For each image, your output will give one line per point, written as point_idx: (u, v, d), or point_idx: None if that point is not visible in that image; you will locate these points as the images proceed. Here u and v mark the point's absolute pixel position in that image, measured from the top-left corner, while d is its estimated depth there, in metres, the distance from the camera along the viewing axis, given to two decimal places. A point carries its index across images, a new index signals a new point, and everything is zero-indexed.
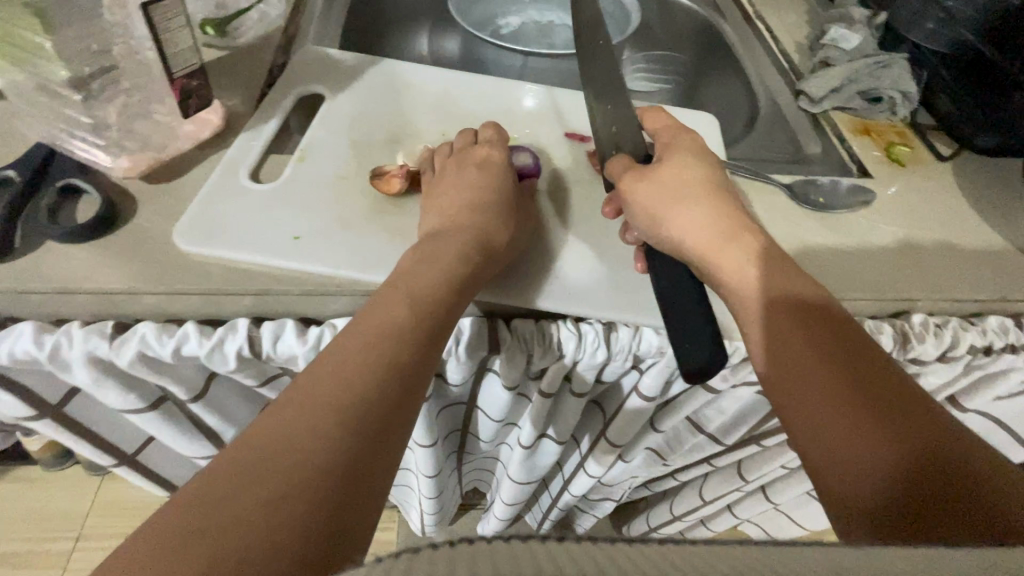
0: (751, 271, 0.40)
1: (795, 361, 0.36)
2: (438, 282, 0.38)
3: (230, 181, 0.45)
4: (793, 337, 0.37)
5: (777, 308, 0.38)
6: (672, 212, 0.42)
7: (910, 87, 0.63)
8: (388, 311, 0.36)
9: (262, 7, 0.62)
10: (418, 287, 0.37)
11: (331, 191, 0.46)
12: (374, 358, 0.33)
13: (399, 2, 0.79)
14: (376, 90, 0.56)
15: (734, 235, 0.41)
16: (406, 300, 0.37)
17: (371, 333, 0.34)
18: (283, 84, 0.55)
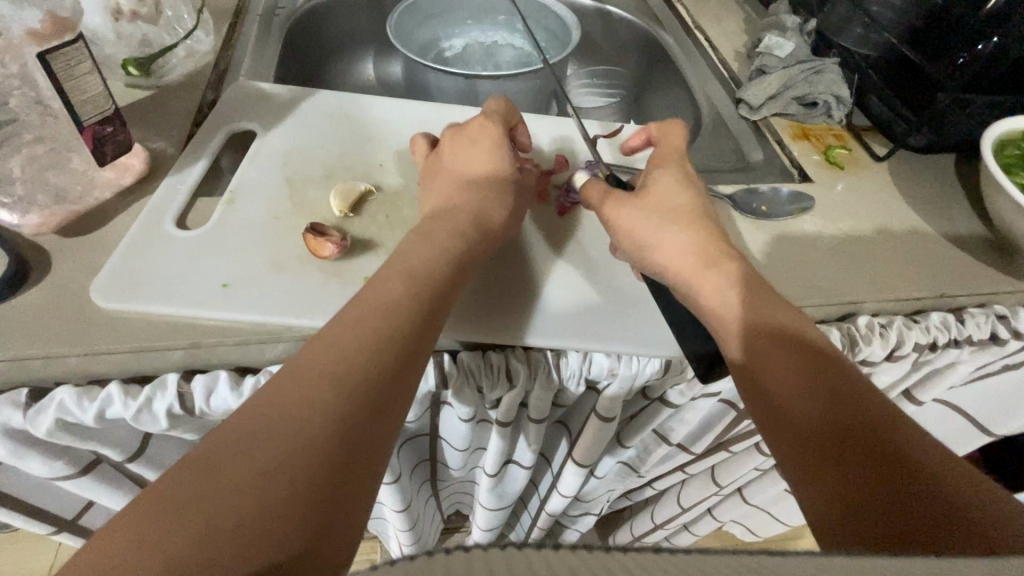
0: (729, 290, 0.40)
1: (772, 359, 0.38)
2: (415, 302, 0.37)
3: (154, 229, 0.43)
4: (770, 337, 0.38)
5: (752, 315, 0.39)
6: (653, 240, 0.43)
7: (843, 91, 0.65)
8: (365, 333, 0.34)
9: (189, 42, 0.60)
10: (398, 307, 0.36)
11: (263, 230, 0.44)
12: (347, 385, 0.31)
13: (339, 28, 0.78)
14: (313, 123, 0.55)
15: (714, 260, 0.42)
16: (382, 320, 0.35)
17: (345, 356, 0.32)
18: (212, 122, 0.53)
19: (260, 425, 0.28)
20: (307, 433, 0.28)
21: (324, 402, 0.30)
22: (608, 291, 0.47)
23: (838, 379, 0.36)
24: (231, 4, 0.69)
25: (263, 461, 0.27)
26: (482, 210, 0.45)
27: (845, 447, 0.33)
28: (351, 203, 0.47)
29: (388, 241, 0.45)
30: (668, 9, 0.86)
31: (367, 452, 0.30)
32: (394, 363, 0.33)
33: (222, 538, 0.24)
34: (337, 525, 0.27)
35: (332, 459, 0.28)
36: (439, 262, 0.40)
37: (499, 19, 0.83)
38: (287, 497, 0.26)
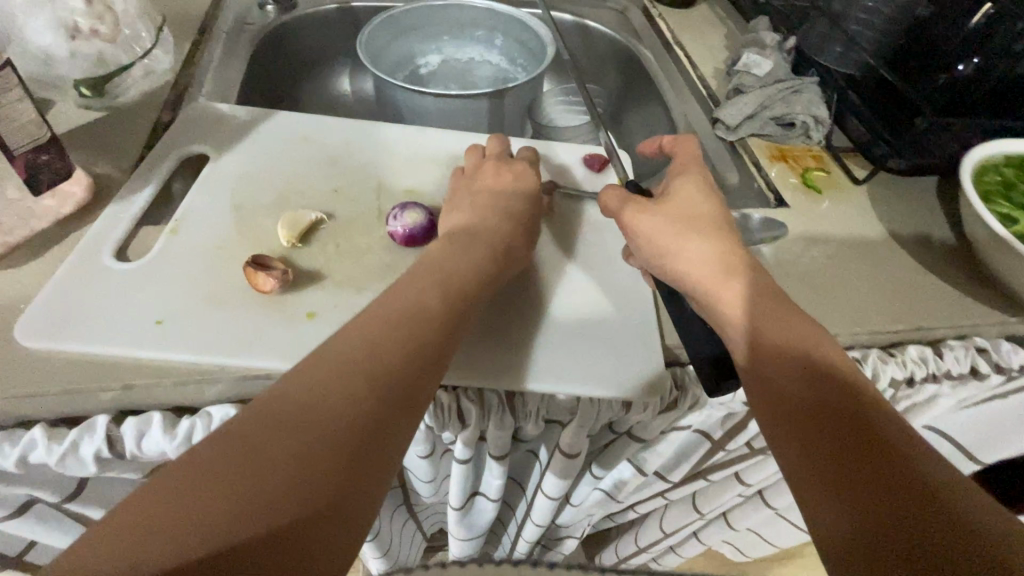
0: (747, 300, 0.38)
1: (780, 366, 0.36)
2: (421, 318, 0.36)
3: (92, 260, 0.42)
4: (786, 344, 0.36)
5: (766, 323, 0.37)
6: (674, 246, 0.41)
7: (821, 111, 0.63)
8: (370, 348, 0.33)
9: (147, 62, 0.58)
10: (403, 323, 0.35)
11: (206, 262, 0.43)
12: (351, 402, 0.30)
13: (310, 45, 0.76)
14: (269, 146, 0.53)
15: (734, 270, 0.40)
16: (387, 335, 0.34)
17: (349, 371, 0.31)
18: (163, 145, 0.51)
19: (267, 435, 0.28)
20: (306, 448, 0.28)
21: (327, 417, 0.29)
22: (590, 320, 0.46)
23: (852, 390, 0.34)
24: (195, 21, 0.68)
25: (264, 474, 0.27)
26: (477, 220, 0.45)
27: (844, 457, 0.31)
28: (299, 232, 0.45)
29: (337, 273, 0.44)
30: (648, 24, 0.84)
31: (369, 471, 0.29)
32: (398, 380, 0.32)
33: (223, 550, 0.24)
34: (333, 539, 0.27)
35: (330, 475, 0.28)
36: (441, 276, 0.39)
37: (477, 35, 0.82)
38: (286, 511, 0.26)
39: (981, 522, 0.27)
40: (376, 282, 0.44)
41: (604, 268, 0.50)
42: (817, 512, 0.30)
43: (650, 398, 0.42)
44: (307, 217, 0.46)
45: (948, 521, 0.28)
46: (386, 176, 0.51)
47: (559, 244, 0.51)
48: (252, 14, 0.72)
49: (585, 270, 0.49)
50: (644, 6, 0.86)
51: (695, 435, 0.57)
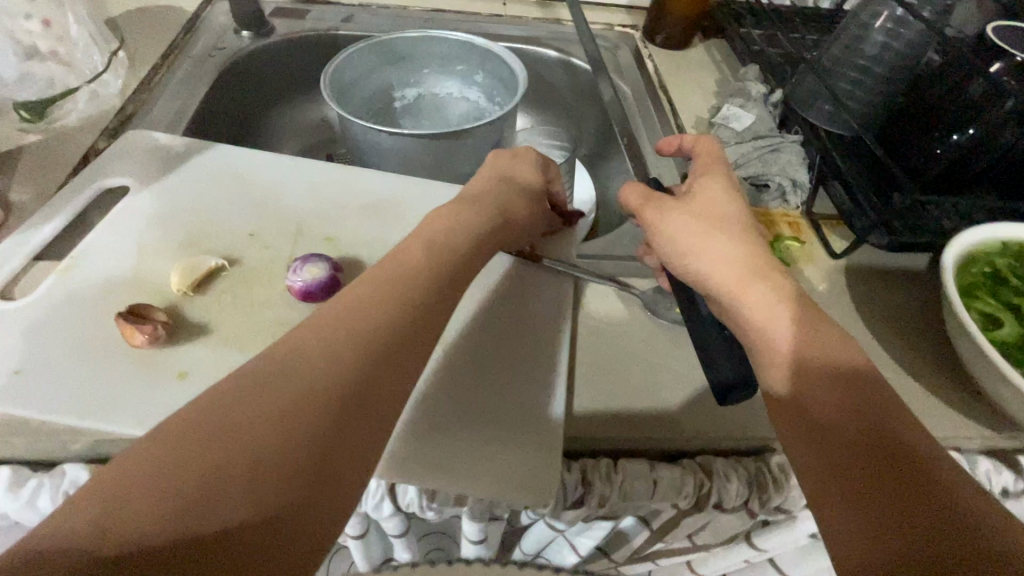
0: (773, 303, 0.35)
1: (804, 376, 0.32)
2: (417, 292, 0.34)
3: None
4: (813, 350, 0.33)
5: (794, 326, 0.34)
6: (705, 245, 0.39)
7: (800, 174, 0.58)
8: (375, 302, 0.32)
9: (94, 85, 0.58)
10: (404, 279, 0.34)
11: (91, 307, 0.40)
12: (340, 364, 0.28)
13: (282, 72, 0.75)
14: (194, 181, 0.51)
15: (759, 269, 0.37)
16: (389, 292, 0.33)
17: (351, 322, 0.30)
18: (87, 174, 0.50)
19: (252, 397, 0.26)
20: (313, 395, 0.26)
21: (329, 366, 0.28)
22: (497, 389, 0.43)
23: (883, 400, 0.31)
24: (162, 43, 0.67)
25: (266, 417, 0.25)
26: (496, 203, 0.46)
27: (882, 467, 0.28)
28: (193, 280, 0.42)
29: (224, 328, 0.41)
30: (637, 64, 0.80)
31: (369, 426, 0.28)
32: (405, 336, 0.31)
33: (221, 488, 0.23)
34: (338, 490, 0.26)
35: (313, 451, 0.25)
36: (456, 236, 0.40)
37: (455, 69, 0.79)
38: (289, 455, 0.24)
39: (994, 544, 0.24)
40: (265, 340, 0.41)
41: (522, 344, 0.46)
42: (839, 531, 0.27)
43: (534, 500, 0.39)
44: (207, 264, 0.44)
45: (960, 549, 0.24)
46: (308, 220, 0.49)
47: (475, 311, 0.47)
48: (225, 41, 0.71)
49: (498, 343, 0.45)
50: (636, 46, 0.82)
51: (624, 525, 0.52)
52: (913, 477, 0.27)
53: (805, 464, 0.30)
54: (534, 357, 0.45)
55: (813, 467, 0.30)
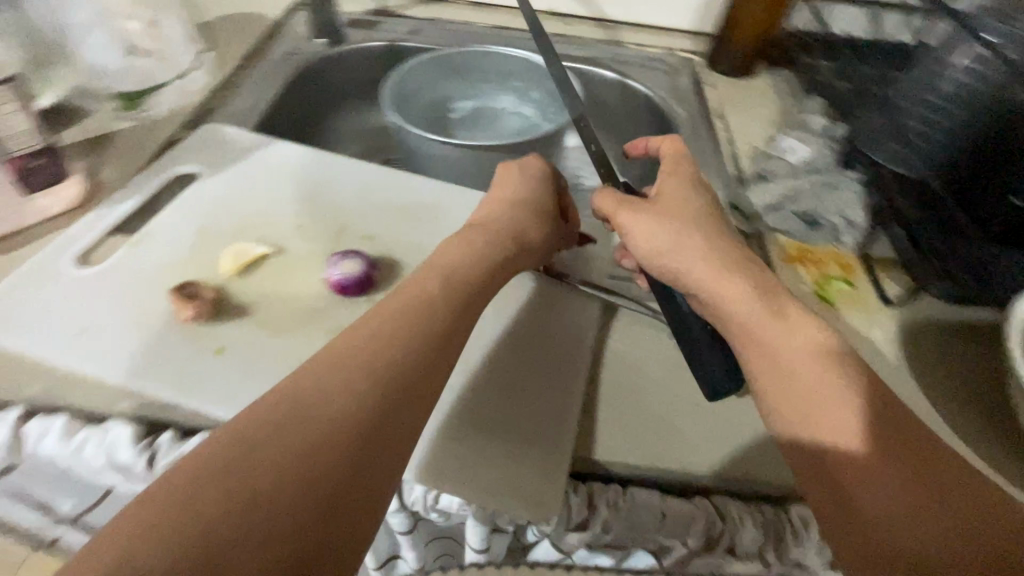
0: (760, 306, 0.37)
1: (819, 390, 0.33)
2: (433, 327, 0.34)
3: (53, 264, 0.45)
4: (815, 361, 0.34)
5: (789, 334, 0.35)
6: (718, 288, 0.39)
7: (855, 213, 0.56)
8: (389, 335, 0.32)
9: (181, 82, 0.64)
10: (422, 309, 0.35)
11: (149, 281, 0.44)
12: (360, 403, 0.28)
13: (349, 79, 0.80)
14: (252, 173, 0.54)
15: (738, 265, 0.39)
16: (402, 325, 0.33)
17: (362, 365, 0.30)
18: (163, 160, 0.55)
19: (270, 438, 0.26)
20: (313, 456, 0.26)
21: (331, 420, 0.27)
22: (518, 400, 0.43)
23: (883, 396, 0.33)
24: (246, 47, 0.73)
25: (264, 483, 0.24)
26: (517, 228, 0.46)
27: (904, 468, 0.30)
28: (240, 264, 0.46)
29: (261, 311, 0.43)
30: (694, 89, 0.79)
31: (388, 464, 0.28)
32: (409, 375, 0.31)
33: (208, 564, 0.22)
34: (361, 530, 0.26)
35: (336, 493, 0.25)
36: (472, 265, 0.41)
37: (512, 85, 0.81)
38: (283, 528, 0.24)
39: None
40: (296, 326, 0.43)
41: (543, 361, 0.46)
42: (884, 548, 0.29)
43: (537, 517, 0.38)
44: (254, 251, 0.47)
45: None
46: (351, 217, 0.51)
47: (492, 326, 0.47)
48: (299, 48, 0.76)
49: (515, 357, 0.46)
50: (695, 72, 0.81)
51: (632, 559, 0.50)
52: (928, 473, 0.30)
53: (863, 529, 0.30)
54: (553, 370, 0.45)
55: (843, 489, 0.31)
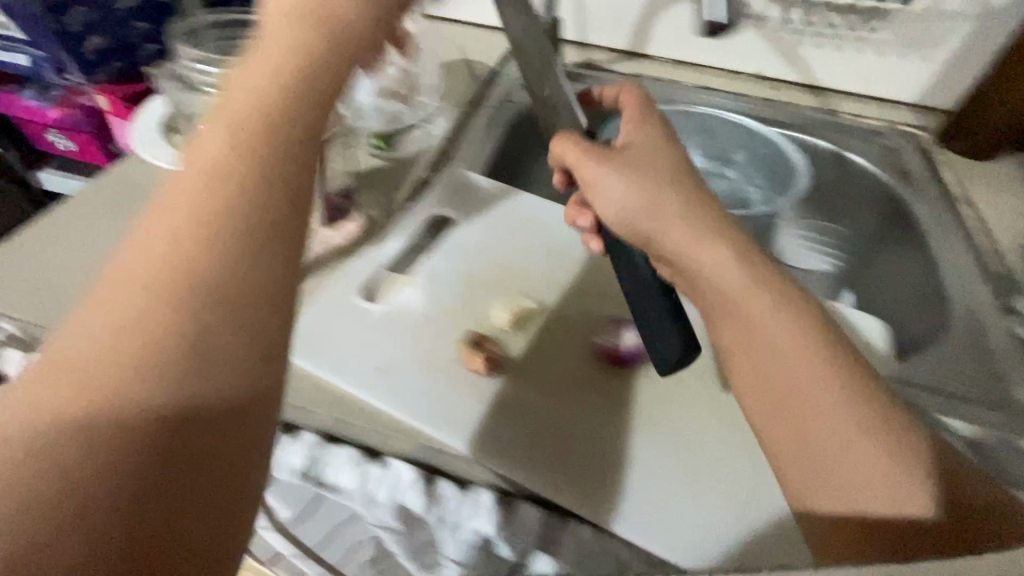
0: (742, 278, 0.41)
1: (819, 395, 0.37)
2: (226, 250, 0.30)
3: (345, 301, 0.51)
4: (793, 346, 0.39)
5: (780, 320, 0.40)
6: (767, 318, 0.40)
7: None
8: (204, 251, 0.29)
9: (426, 125, 0.68)
10: (218, 207, 0.30)
11: (430, 326, 0.50)
12: (141, 368, 0.27)
13: None
14: (502, 226, 0.58)
15: (717, 232, 0.43)
16: (218, 234, 0.30)
17: (151, 290, 0.28)
18: (417, 205, 0.59)
19: (68, 430, 0.25)
20: (139, 417, 0.26)
21: (141, 370, 0.27)
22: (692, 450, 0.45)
23: (849, 374, 0.38)
24: (470, 91, 0.76)
25: (68, 448, 0.25)
26: (298, 34, 0.35)
27: (867, 420, 0.36)
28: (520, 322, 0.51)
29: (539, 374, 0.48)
30: (929, 167, 0.74)
31: (211, 436, 0.28)
32: (212, 326, 0.29)
33: (26, 526, 0.23)
34: (182, 501, 0.26)
35: (134, 473, 0.25)
36: (262, 109, 0.33)
37: (718, 148, 0.82)
38: (108, 488, 0.25)
39: (981, 506, 0.37)
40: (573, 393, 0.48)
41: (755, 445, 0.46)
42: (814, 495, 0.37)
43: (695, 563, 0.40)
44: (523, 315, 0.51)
45: (974, 534, 0.35)
46: (599, 285, 0.55)
47: (547, 320, 0.52)
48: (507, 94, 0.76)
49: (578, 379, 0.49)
50: (925, 147, 0.76)
51: None
52: (874, 446, 0.36)
53: (815, 487, 0.37)
54: None
55: (787, 453, 0.38)
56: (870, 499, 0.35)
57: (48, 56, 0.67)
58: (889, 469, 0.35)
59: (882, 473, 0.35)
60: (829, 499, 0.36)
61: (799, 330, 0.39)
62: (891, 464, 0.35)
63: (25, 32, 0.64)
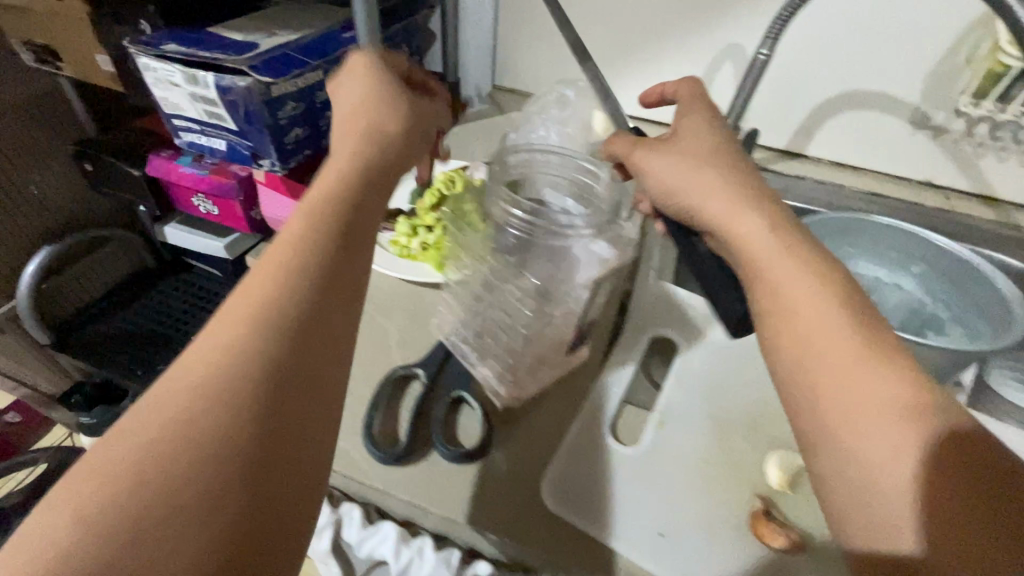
0: (778, 254, 0.37)
1: (866, 401, 0.31)
2: (299, 291, 0.32)
3: (594, 438, 0.46)
4: (837, 325, 0.34)
5: (816, 293, 0.35)
6: (810, 314, 0.34)
7: None
8: (280, 286, 0.32)
9: None
10: (293, 253, 0.34)
11: (699, 478, 0.44)
12: (225, 407, 0.28)
13: None
14: (735, 357, 0.52)
15: (749, 199, 0.39)
16: (282, 287, 0.32)
17: (244, 325, 0.31)
18: (638, 320, 0.55)
19: (153, 469, 0.26)
20: (219, 428, 0.28)
21: (242, 392, 0.29)
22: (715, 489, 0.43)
23: (893, 357, 0.33)
24: None
25: (175, 461, 0.27)
26: (376, 129, 0.43)
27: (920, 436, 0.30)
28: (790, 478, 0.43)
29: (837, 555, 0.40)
30: None
31: (295, 467, 0.30)
32: (292, 364, 0.31)
33: (151, 546, 0.25)
34: (276, 531, 0.28)
35: (235, 510, 0.27)
36: (349, 188, 0.38)
37: (891, 255, 0.77)
38: (208, 502, 0.26)
39: None
40: None
41: None
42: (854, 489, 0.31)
43: None
44: (772, 470, 0.44)
45: None
46: None
47: (715, 413, 0.48)
48: None
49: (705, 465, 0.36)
50: None
51: None
52: (924, 431, 0.30)
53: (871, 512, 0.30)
54: None
55: (825, 432, 0.32)
56: (917, 495, 0.29)
57: (251, 145, 0.69)
58: (932, 469, 0.29)
59: (927, 470, 0.29)
60: (873, 495, 0.30)
61: (861, 354, 0.33)
62: (940, 456, 0.29)
63: (236, 123, 0.66)
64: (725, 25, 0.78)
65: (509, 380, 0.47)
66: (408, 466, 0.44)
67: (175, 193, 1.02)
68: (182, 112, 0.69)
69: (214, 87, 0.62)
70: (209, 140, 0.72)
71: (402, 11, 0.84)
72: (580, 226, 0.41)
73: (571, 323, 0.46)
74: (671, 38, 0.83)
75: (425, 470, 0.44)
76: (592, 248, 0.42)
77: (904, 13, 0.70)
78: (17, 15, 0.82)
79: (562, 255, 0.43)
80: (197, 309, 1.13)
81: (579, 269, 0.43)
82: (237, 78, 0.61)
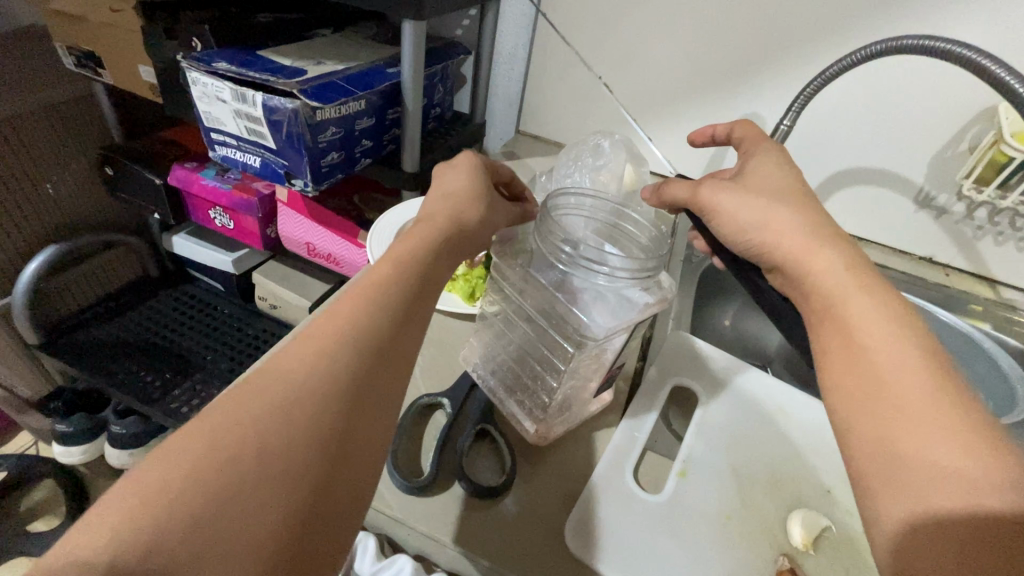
0: (851, 289, 0.38)
1: (898, 400, 0.33)
2: (381, 328, 0.37)
3: (620, 480, 0.45)
4: (897, 360, 0.34)
5: (887, 326, 0.36)
6: (862, 321, 0.36)
7: None
8: (363, 313, 0.37)
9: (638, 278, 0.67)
10: (388, 286, 0.39)
11: (721, 533, 0.43)
12: (308, 414, 0.32)
13: (720, 279, 0.81)
14: (753, 412, 0.52)
15: (823, 239, 0.42)
16: (365, 321, 0.36)
17: (330, 339, 0.35)
18: (663, 368, 0.56)
19: (239, 454, 0.29)
20: (306, 424, 0.31)
21: (324, 403, 0.32)
22: (726, 514, 0.44)
23: (956, 400, 0.32)
24: None
25: (260, 444, 0.29)
26: (451, 197, 0.49)
27: (953, 428, 0.31)
28: (811, 537, 0.43)
29: None
30: None
31: (351, 485, 0.32)
32: (367, 385, 0.35)
33: (219, 518, 0.27)
34: (327, 540, 0.30)
35: (299, 510, 0.29)
36: (427, 244, 0.43)
37: None
38: (281, 494, 0.29)
39: None
40: None
41: None
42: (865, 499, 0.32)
43: None
44: (793, 531, 0.43)
45: None
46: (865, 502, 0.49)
47: (736, 463, 0.48)
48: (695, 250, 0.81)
49: None
50: None
51: None
52: (953, 468, 0.30)
53: (894, 504, 0.30)
54: None
55: (858, 446, 0.33)
56: (920, 523, 0.29)
57: (285, 163, 0.70)
58: (941, 469, 0.30)
59: (935, 471, 0.30)
60: (870, 510, 0.32)
61: (916, 356, 0.34)
62: (934, 479, 0.30)
63: (276, 142, 0.68)
64: (745, 96, 0.84)
65: (537, 417, 0.46)
66: (429, 496, 0.43)
67: (192, 205, 1.01)
68: (221, 127, 0.71)
69: (262, 106, 0.64)
70: (243, 156, 0.74)
71: (442, 54, 0.88)
72: (618, 271, 0.40)
73: (599, 370, 0.45)
74: (692, 102, 0.88)
75: (444, 502, 0.43)
76: (626, 294, 0.42)
77: (915, 101, 0.76)
78: (69, 21, 0.85)
79: (588, 301, 0.41)
80: (195, 323, 1.10)
81: (597, 316, 0.40)
82: (286, 99, 0.63)
